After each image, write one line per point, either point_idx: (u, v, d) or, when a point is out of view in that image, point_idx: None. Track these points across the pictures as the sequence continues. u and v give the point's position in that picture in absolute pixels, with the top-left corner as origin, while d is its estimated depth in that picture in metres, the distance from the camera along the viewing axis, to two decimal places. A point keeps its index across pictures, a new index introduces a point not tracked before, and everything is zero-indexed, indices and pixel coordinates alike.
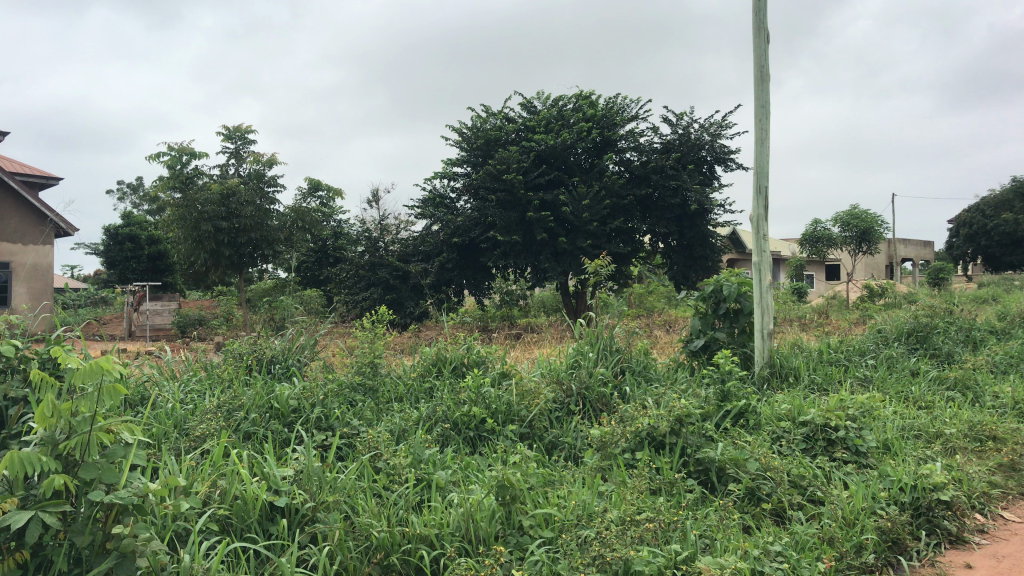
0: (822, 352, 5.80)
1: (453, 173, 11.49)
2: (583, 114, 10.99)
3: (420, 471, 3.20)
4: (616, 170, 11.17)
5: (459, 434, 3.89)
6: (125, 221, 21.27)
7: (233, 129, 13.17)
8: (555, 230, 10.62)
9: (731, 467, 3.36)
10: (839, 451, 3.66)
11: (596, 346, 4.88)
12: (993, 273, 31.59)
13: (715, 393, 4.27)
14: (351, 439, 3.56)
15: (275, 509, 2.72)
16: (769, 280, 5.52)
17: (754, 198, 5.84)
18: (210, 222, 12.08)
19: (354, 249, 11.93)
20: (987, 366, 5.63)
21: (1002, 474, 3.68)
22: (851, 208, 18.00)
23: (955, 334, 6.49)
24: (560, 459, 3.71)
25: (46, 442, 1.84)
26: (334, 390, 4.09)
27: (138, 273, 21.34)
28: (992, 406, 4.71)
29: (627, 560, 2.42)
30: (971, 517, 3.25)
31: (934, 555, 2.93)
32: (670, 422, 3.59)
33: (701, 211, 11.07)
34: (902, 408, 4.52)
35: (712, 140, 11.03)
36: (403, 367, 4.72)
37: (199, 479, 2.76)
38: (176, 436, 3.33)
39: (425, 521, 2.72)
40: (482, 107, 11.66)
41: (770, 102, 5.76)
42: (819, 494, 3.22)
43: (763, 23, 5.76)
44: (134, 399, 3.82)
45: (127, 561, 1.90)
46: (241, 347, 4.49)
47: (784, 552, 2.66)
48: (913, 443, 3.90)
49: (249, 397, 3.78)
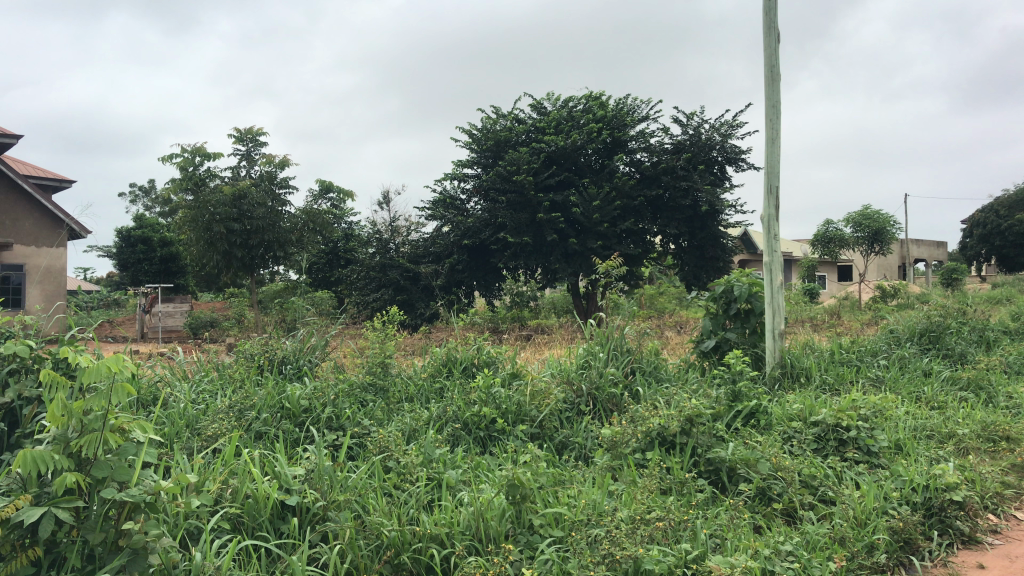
0: (833, 352, 5.77)
1: (463, 174, 11.51)
2: (593, 116, 11.04)
3: (432, 470, 3.20)
4: (626, 171, 11.19)
5: (469, 434, 3.89)
6: (137, 225, 21.37)
7: (244, 132, 13.20)
8: (565, 231, 10.62)
9: (741, 467, 3.34)
10: (851, 451, 3.64)
11: (607, 347, 4.86)
12: (1006, 274, 31.35)
13: (726, 392, 4.27)
14: (362, 440, 3.57)
15: (286, 508, 2.73)
16: (781, 281, 5.48)
17: (766, 198, 5.81)
18: (222, 223, 12.11)
19: (365, 250, 11.91)
20: (1001, 367, 5.60)
21: (1015, 475, 3.67)
22: (863, 208, 17.91)
23: (967, 335, 6.46)
24: (571, 459, 3.71)
25: (58, 440, 1.84)
26: (344, 391, 4.10)
27: (151, 275, 21.47)
28: (1005, 406, 4.69)
29: (637, 558, 2.42)
30: (984, 517, 3.22)
31: (947, 555, 2.91)
32: (680, 422, 3.56)
33: (712, 212, 11.10)
34: (914, 408, 4.50)
35: (722, 140, 11.08)
36: (414, 367, 4.73)
37: (211, 478, 2.77)
38: (187, 436, 3.34)
39: (434, 520, 2.70)
40: (492, 108, 11.68)
41: (780, 102, 5.74)
42: (830, 494, 3.21)
43: (774, 23, 5.75)
44: (147, 399, 3.83)
45: (139, 557, 1.91)
46: (253, 347, 4.50)
47: (795, 552, 2.64)
48: (925, 443, 3.89)
49: (261, 397, 3.79)
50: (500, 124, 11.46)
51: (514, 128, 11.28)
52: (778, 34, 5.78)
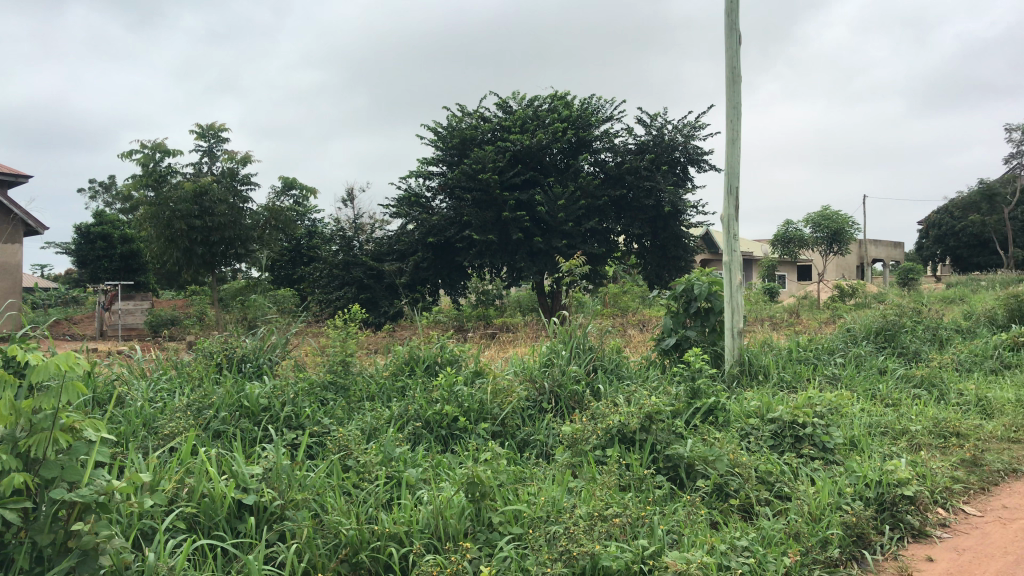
0: (791, 350, 5.84)
1: (428, 171, 11.47)
2: (558, 114, 11.06)
3: (391, 469, 3.18)
4: (591, 171, 11.25)
5: (431, 433, 3.87)
6: (97, 221, 21.03)
7: (206, 127, 13.03)
8: (530, 230, 10.65)
9: (699, 464, 3.38)
10: (807, 448, 3.68)
11: (569, 344, 4.87)
12: (960, 274, 32.04)
13: (685, 390, 4.31)
14: (322, 438, 3.54)
15: (243, 507, 2.70)
16: (740, 280, 5.54)
17: (726, 198, 5.87)
18: (183, 220, 11.95)
19: (328, 247, 11.82)
20: (953, 365, 5.72)
21: (964, 470, 3.75)
22: (823, 209, 18.17)
23: (921, 333, 6.59)
24: (533, 456, 3.72)
25: (6, 440, 1.80)
26: (304, 389, 4.07)
27: (110, 273, 21.17)
28: (957, 403, 4.79)
29: (594, 554, 2.44)
30: (934, 511, 3.29)
31: (898, 549, 2.97)
32: (640, 419, 3.58)
33: (675, 212, 11.18)
34: (868, 405, 4.57)
35: (685, 141, 11.15)
36: (375, 366, 4.71)
37: (166, 477, 2.73)
38: (143, 436, 3.28)
39: (393, 518, 2.68)
40: (457, 106, 11.66)
41: (741, 103, 5.81)
42: (786, 489, 3.25)
43: (735, 25, 5.81)
44: (103, 397, 3.77)
45: (90, 559, 1.88)
46: (212, 345, 4.44)
47: (750, 547, 2.68)
48: (879, 440, 3.96)
49: (220, 395, 3.74)
50: (465, 122, 11.45)
51: (479, 126, 11.26)
52: (739, 36, 5.85)
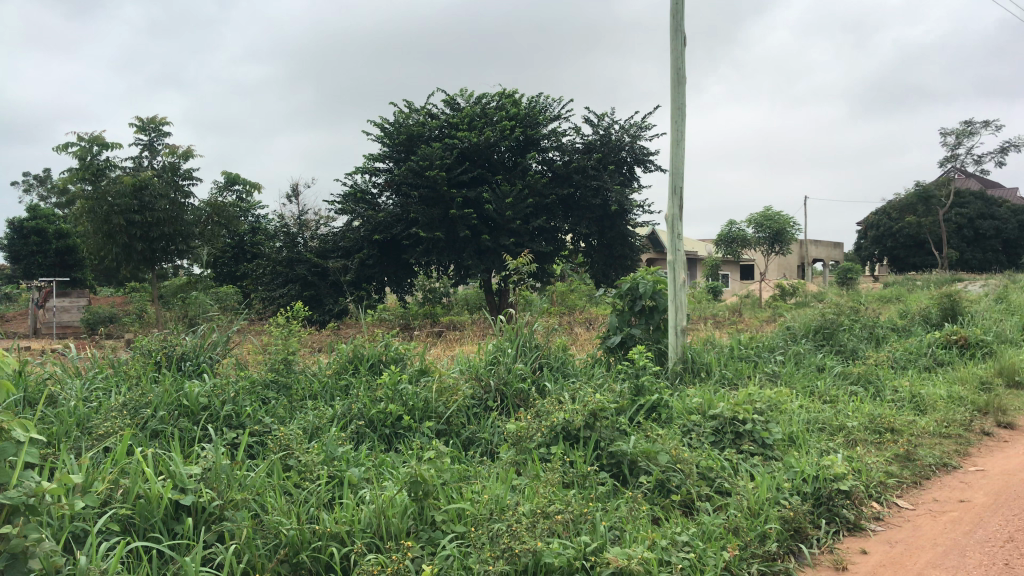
0: (732, 348, 5.94)
1: (375, 168, 11.38)
2: (505, 112, 11.06)
3: (333, 468, 3.15)
4: (538, 169, 11.28)
5: (375, 432, 3.84)
6: (30, 215, 20.42)
7: (147, 120, 12.73)
8: (477, 228, 10.66)
9: (642, 460, 3.41)
10: (746, 444, 3.75)
11: (515, 342, 4.88)
12: (897, 274, 32.93)
13: (629, 388, 4.35)
14: (262, 437, 3.48)
15: (180, 508, 2.65)
16: (684, 279, 5.60)
17: (670, 198, 5.94)
18: (122, 215, 11.65)
19: (272, 244, 11.65)
20: (888, 362, 5.88)
21: (898, 464, 3.85)
22: (765, 210, 18.49)
23: (858, 331, 6.75)
24: (477, 454, 3.72)
25: None
26: (246, 388, 4.01)
27: (44, 269, 20.58)
28: (891, 400, 4.92)
29: (536, 551, 2.45)
30: (868, 505, 3.37)
31: (833, 542, 3.04)
32: (584, 417, 3.60)
33: (621, 212, 11.28)
34: (807, 402, 4.67)
35: (631, 141, 11.26)
36: (319, 364, 4.65)
37: (100, 478, 2.66)
38: (76, 436, 3.19)
39: (334, 518, 2.65)
40: (404, 102, 11.58)
41: (685, 105, 5.88)
42: (726, 485, 3.30)
43: (680, 27, 5.87)
44: (33, 397, 3.65)
45: (18, 562, 1.83)
46: (150, 343, 4.34)
47: (691, 542, 2.72)
48: (816, 436, 4.04)
49: (157, 394, 3.66)
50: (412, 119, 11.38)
51: (426, 123, 11.21)
52: (684, 37, 5.91)
